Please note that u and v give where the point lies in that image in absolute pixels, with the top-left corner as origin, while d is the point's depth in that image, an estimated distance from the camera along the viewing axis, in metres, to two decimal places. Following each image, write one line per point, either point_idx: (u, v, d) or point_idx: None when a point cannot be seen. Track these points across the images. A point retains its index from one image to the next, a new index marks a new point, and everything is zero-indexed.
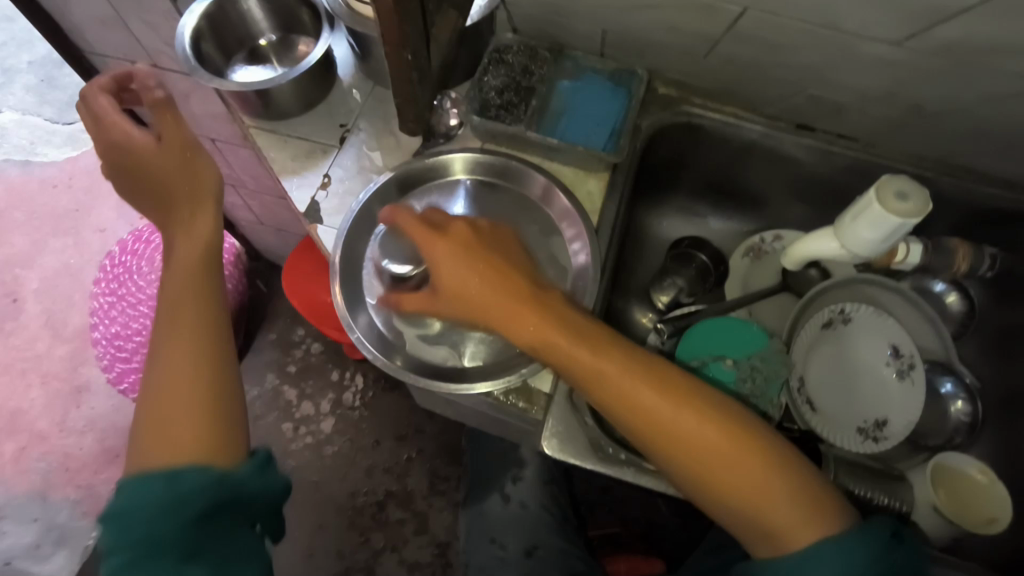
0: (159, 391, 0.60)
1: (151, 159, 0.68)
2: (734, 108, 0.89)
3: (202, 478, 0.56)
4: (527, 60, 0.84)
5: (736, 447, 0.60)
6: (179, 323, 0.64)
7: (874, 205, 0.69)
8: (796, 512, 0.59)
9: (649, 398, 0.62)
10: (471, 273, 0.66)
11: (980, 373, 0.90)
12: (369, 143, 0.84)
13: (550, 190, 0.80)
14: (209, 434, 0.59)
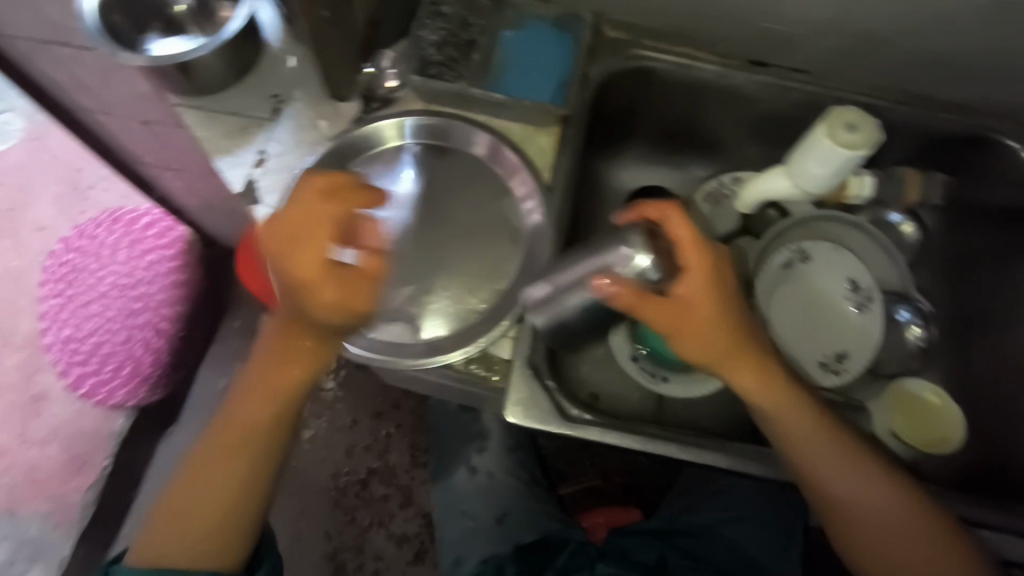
0: (190, 484, 0.66)
1: (325, 314, 0.59)
2: (685, 48, 0.85)
3: (216, 574, 0.63)
4: (465, 12, 0.80)
5: (907, 513, 0.67)
6: (292, 329, 0.64)
7: (823, 140, 0.69)
8: (924, 548, 0.67)
9: (816, 450, 0.68)
10: (726, 323, 0.63)
11: (932, 298, 0.95)
12: (305, 113, 0.78)
13: (496, 148, 0.77)
14: (246, 495, 0.66)
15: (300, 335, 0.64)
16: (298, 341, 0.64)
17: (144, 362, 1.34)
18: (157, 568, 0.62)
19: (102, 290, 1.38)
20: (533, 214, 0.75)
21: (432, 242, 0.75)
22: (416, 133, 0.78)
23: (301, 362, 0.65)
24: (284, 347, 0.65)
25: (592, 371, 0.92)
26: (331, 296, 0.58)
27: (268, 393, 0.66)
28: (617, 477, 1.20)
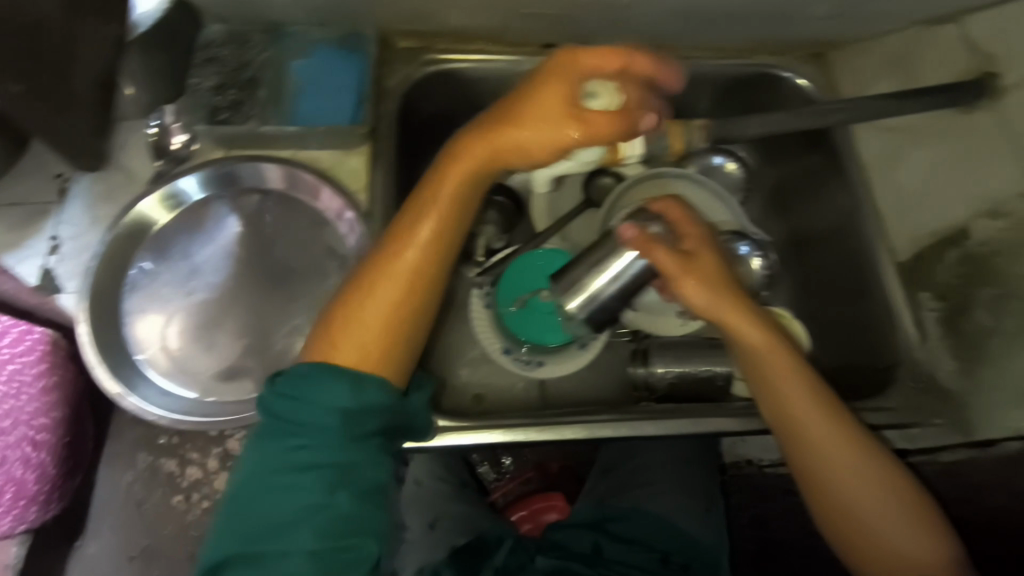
0: (371, 300, 0.56)
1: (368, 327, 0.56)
2: (480, 45, 0.86)
3: (382, 396, 0.54)
4: (240, 51, 0.76)
5: (917, 517, 0.62)
6: (427, 206, 0.59)
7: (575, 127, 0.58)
8: (930, 550, 0.62)
9: (841, 454, 0.62)
10: (709, 294, 0.61)
11: (771, 229, 0.97)
12: (94, 185, 0.73)
13: (301, 178, 0.74)
14: (404, 337, 0.57)
15: (437, 217, 0.59)
16: (421, 218, 0.59)
17: (30, 481, 0.96)
18: (336, 366, 0.53)
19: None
20: (351, 236, 0.73)
21: (258, 287, 0.72)
22: (205, 183, 0.73)
23: (427, 242, 0.59)
24: (396, 248, 0.58)
25: (472, 373, 0.93)
26: (540, 117, 0.56)
27: (386, 304, 0.56)
28: (553, 466, 1.15)
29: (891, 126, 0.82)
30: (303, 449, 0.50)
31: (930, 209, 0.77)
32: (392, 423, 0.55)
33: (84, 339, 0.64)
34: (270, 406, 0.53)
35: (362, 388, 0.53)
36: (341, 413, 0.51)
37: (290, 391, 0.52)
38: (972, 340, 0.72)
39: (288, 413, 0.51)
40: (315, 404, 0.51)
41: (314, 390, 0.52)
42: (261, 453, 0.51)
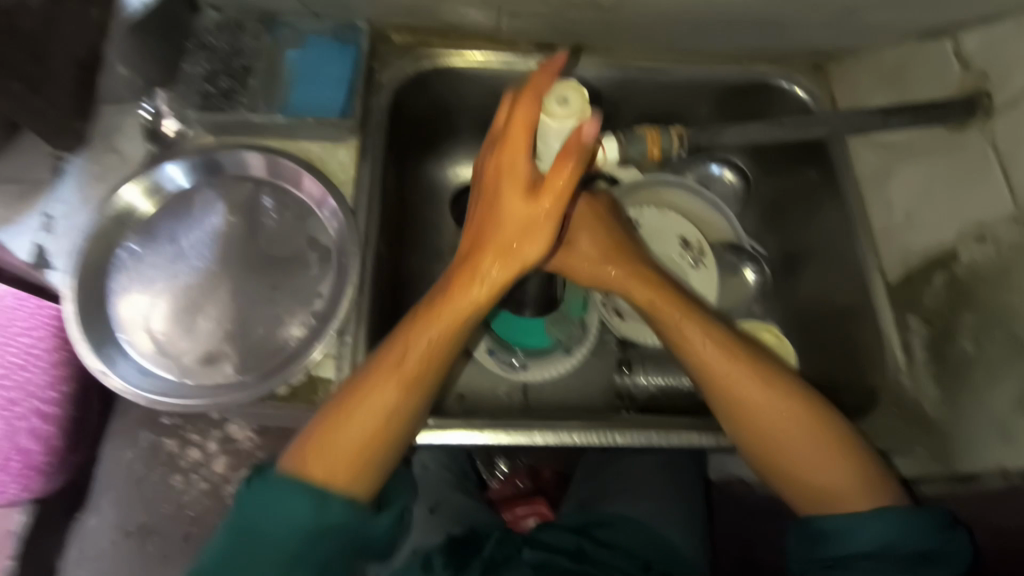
0: (347, 408, 0.58)
1: (351, 437, 0.58)
2: (475, 42, 0.86)
3: (345, 512, 0.56)
4: (232, 37, 0.78)
5: (841, 454, 0.63)
6: (425, 316, 0.60)
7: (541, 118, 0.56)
8: (856, 482, 0.62)
9: (756, 399, 0.64)
10: (599, 247, 0.70)
11: (766, 243, 0.96)
12: (90, 167, 0.75)
13: (294, 170, 0.76)
14: (388, 433, 0.59)
15: (444, 327, 0.60)
16: (416, 338, 0.60)
17: (35, 451, 1.01)
18: (306, 480, 0.56)
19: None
20: (332, 223, 0.75)
21: (240, 275, 0.73)
22: (190, 170, 0.75)
23: (427, 343, 0.60)
24: (385, 374, 0.59)
25: (455, 371, 0.91)
26: (512, 199, 0.57)
27: (364, 425, 0.58)
28: (545, 472, 1.14)
29: (884, 142, 0.81)
30: (257, 554, 0.54)
31: (920, 229, 0.76)
32: (354, 544, 0.57)
33: (69, 315, 0.66)
34: (242, 506, 0.56)
35: (325, 503, 0.55)
36: (302, 528, 0.54)
37: (262, 496, 0.55)
38: (955, 368, 0.71)
39: (253, 517, 0.55)
40: (279, 515, 0.55)
41: (282, 498, 0.55)
42: (221, 551, 0.55)
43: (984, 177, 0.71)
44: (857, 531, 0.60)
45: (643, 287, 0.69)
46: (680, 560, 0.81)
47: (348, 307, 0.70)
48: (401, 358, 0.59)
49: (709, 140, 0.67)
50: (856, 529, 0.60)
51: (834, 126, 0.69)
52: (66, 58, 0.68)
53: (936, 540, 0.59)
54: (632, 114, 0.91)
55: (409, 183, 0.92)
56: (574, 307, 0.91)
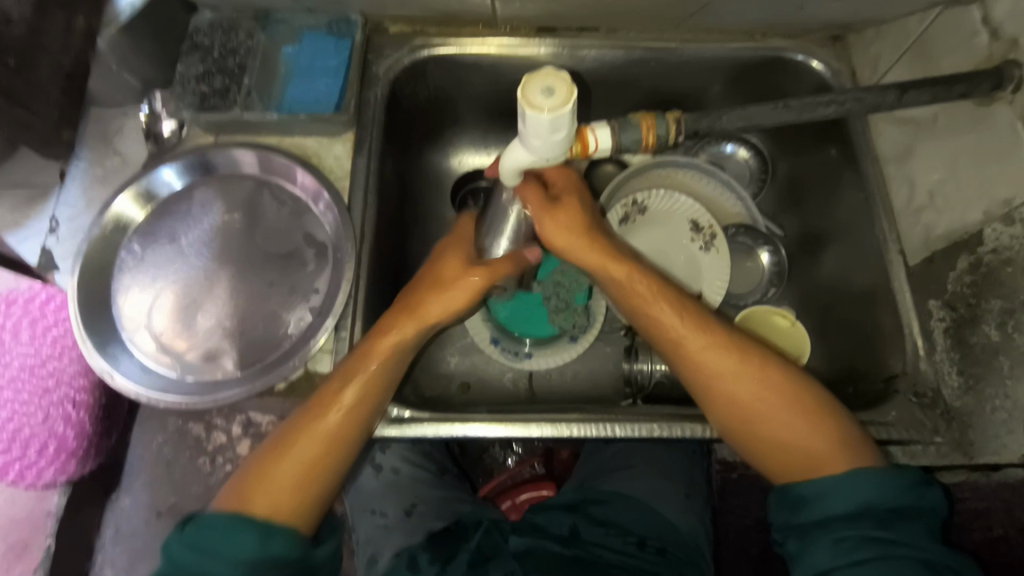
0: (286, 443, 0.62)
1: (292, 464, 0.61)
2: (473, 28, 0.84)
3: (288, 545, 0.59)
4: (224, 37, 0.77)
5: (818, 421, 0.61)
6: (354, 376, 0.64)
7: (542, 115, 0.49)
8: (835, 445, 0.59)
9: (726, 367, 0.62)
10: (576, 231, 0.66)
11: (782, 224, 0.92)
12: (91, 168, 0.76)
13: (289, 166, 0.76)
14: (330, 462, 0.63)
15: (362, 385, 0.64)
16: (342, 389, 0.63)
17: (71, 437, 1.05)
18: (248, 516, 0.59)
19: (9, 377, 1.04)
20: (327, 217, 0.75)
21: (237, 272, 0.73)
22: (184, 172, 0.75)
23: (361, 382, 0.64)
24: (322, 408, 0.63)
25: (459, 362, 0.91)
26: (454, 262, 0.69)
27: (299, 460, 0.61)
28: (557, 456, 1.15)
29: (905, 117, 0.75)
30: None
31: (944, 211, 0.70)
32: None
33: (72, 315, 0.68)
34: (176, 555, 0.57)
35: (268, 536, 0.58)
36: (245, 563, 0.56)
37: (198, 541, 0.57)
38: (977, 355, 0.66)
39: (191, 563, 0.56)
40: (222, 552, 0.56)
41: (221, 534, 0.57)
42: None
43: (1013, 153, 0.64)
44: (833, 496, 0.57)
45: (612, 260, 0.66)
46: (678, 534, 0.82)
47: (343, 302, 0.70)
48: (337, 399, 0.63)
49: (710, 126, 0.63)
50: (829, 494, 0.57)
51: (849, 107, 0.63)
52: (51, 67, 0.68)
53: (912, 498, 0.56)
54: (638, 95, 0.88)
55: (413, 174, 0.90)
56: (578, 295, 0.88)
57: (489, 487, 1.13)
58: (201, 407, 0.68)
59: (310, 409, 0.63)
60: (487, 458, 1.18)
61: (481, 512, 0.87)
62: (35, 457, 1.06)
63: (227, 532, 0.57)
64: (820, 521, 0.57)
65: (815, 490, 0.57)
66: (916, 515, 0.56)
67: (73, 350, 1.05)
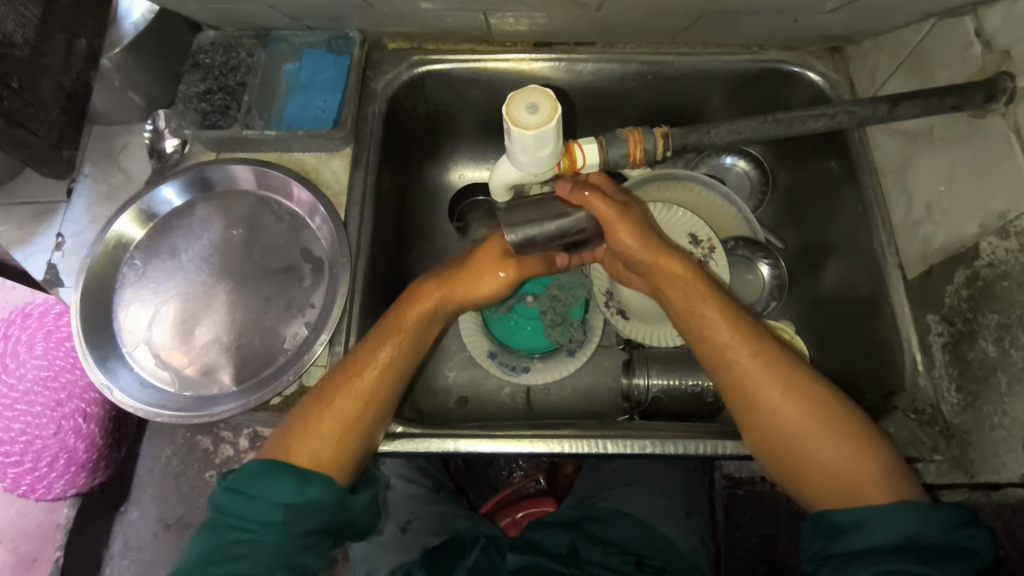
0: (325, 404, 0.62)
1: (326, 424, 0.61)
2: (469, 44, 0.85)
3: (325, 491, 0.59)
4: (226, 57, 0.79)
5: (864, 452, 0.58)
6: (384, 339, 0.65)
7: (526, 132, 0.50)
8: (879, 475, 0.57)
9: (767, 390, 0.61)
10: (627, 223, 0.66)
11: (783, 237, 0.92)
12: (97, 186, 0.78)
13: (286, 182, 0.77)
14: (365, 422, 0.63)
15: (396, 347, 0.65)
16: (376, 351, 0.64)
17: (81, 449, 1.05)
18: (286, 462, 0.59)
19: (23, 390, 1.05)
20: (323, 231, 0.76)
21: (235, 287, 0.75)
22: (184, 190, 0.77)
23: (394, 351, 0.65)
24: (358, 370, 0.64)
25: (458, 376, 0.91)
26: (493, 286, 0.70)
27: (336, 416, 0.62)
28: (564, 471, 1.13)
29: (902, 129, 0.74)
30: (244, 542, 0.57)
31: (940, 223, 0.68)
32: (333, 526, 0.60)
33: (74, 329, 0.69)
34: (221, 503, 0.59)
35: (306, 483, 0.58)
36: (283, 508, 0.57)
37: (240, 487, 0.58)
38: (975, 371, 0.64)
39: (234, 508, 0.58)
40: (262, 498, 0.57)
41: (264, 479, 0.58)
42: (205, 547, 0.57)
43: (1007, 164, 0.62)
44: (873, 523, 0.54)
45: (676, 262, 0.66)
46: (678, 554, 0.80)
47: (338, 316, 0.70)
48: (376, 362, 0.64)
49: (697, 140, 0.62)
50: (870, 522, 0.55)
51: (839, 120, 0.63)
52: (54, 87, 0.68)
53: (957, 538, 0.53)
54: (635, 108, 0.88)
55: (413, 189, 0.91)
56: (573, 310, 0.89)
57: (490, 504, 1.12)
58: (197, 420, 0.68)
59: (350, 370, 0.64)
60: (492, 472, 1.17)
61: (479, 527, 0.87)
62: (48, 469, 1.06)
63: (268, 478, 0.58)
64: (853, 552, 0.54)
65: (855, 518, 0.55)
66: (962, 557, 0.52)
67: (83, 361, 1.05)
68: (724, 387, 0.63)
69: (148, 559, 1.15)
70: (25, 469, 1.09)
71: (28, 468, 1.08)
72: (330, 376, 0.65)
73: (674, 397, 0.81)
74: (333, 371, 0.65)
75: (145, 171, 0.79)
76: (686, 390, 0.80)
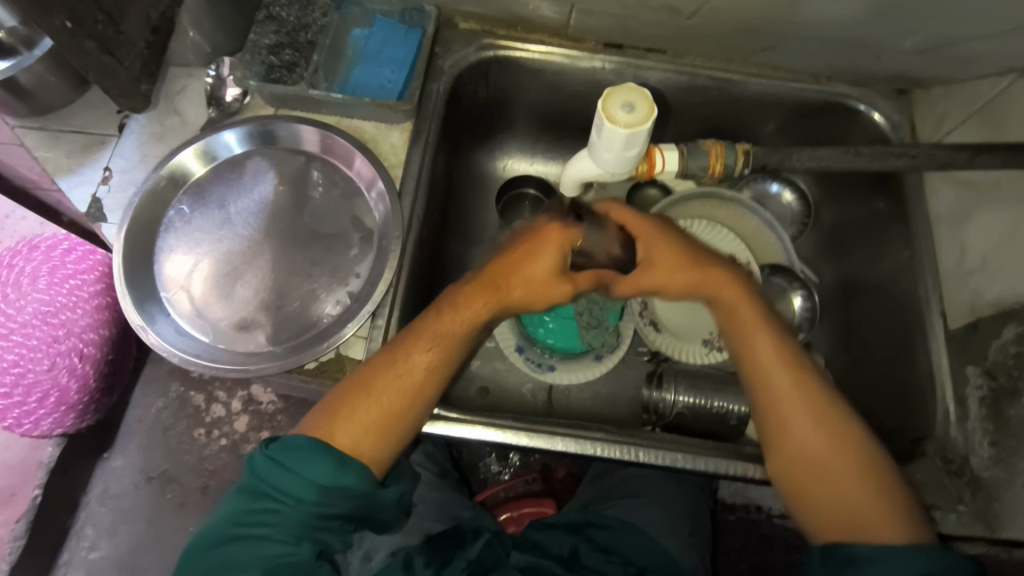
0: (364, 392, 0.61)
1: (365, 415, 0.60)
2: (541, 35, 0.84)
3: (360, 481, 0.58)
4: (300, 13, 0.77)
5: (882, 490, 0.58)
6: (430, 336, 0.63)
7: (617, 129, 0.50)
8: (893, 515, 0.57)
9: (806, 414, 0.61)
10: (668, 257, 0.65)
11: (820, 270, 0.92)
12: (149, 126, 0.77)
13: (348, 149, 0.76)
14: (405, 415, 0.62)
15: (443, 344, 0.63)
16: (423, 346, 0.63)
17: (73, 389, 1.02)
18: (328, 445, 0.58)
19: (20, 321, 1.04)
20: (377, 205, 0.75)
21: (281, 247, 0.73)
22: (245, 139, 0.76)
23: (438, 351, 0.63)
24: (404, 362, 0.62)
25: (481, 366, 0.90)
26: (543, 264, 0.62)
27: (379, 409, 0.61)
28: (560, 472, 1.13)
29: (966, 180, 0.75)
30: (275, 512, 0.56)
31: (995, 278, 0.70)
32: (363, 509, 0.59)
33: (116, 267, 0.68)
34: (259, 469, 0.58)
35: (345, 467, 0.58)
36: (320, 489, 0.56)
37: (282, 458, 0.57)
38: (1013, 428, 0.65)
39: (272, 479, 0.57)
40: (302, 474, 0.56)
41: (305, 459, 0.57)
42: (240, 508, 0.57)
43: None
44: (885, 562, 0.53)
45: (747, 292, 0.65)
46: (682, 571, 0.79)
47: (383, 291, 0.69)
48: (421, 359, 0.62)
49: (777, 162, 0.65)
50: (882, 559, 0.53)
51: (918, 161, 0.64)
52: (140, 18, 0.66)
53: None
54: (697, 122, 0.88)
55: (460, 172, 0.90)
56: (609, 314, 0.88)
57: (485, 495, 1.12)
58: (231, 375, 0.67)
59: (396, 364, 0.62)
60: (481, 466, 1.16)
61: (481, 519, 0.86)
62: (36, 405, 1.03)
63: (307, 460, 0.57)
64: None
65: (869, 553, 0.54)
66: None
67: (88, 300, 1.02)
68: (767, 411, 0.62)
69: (126, 508, 1.13)
70: (12, 398, 1.04)
71: (16, 401, 1.03)
72: (372, 362, 0.63)
73: (703, 418, 0.80)
74: (376, 356, 0.63)
75: (203, 118, 0.77)
76: (712, 410, 0.80)
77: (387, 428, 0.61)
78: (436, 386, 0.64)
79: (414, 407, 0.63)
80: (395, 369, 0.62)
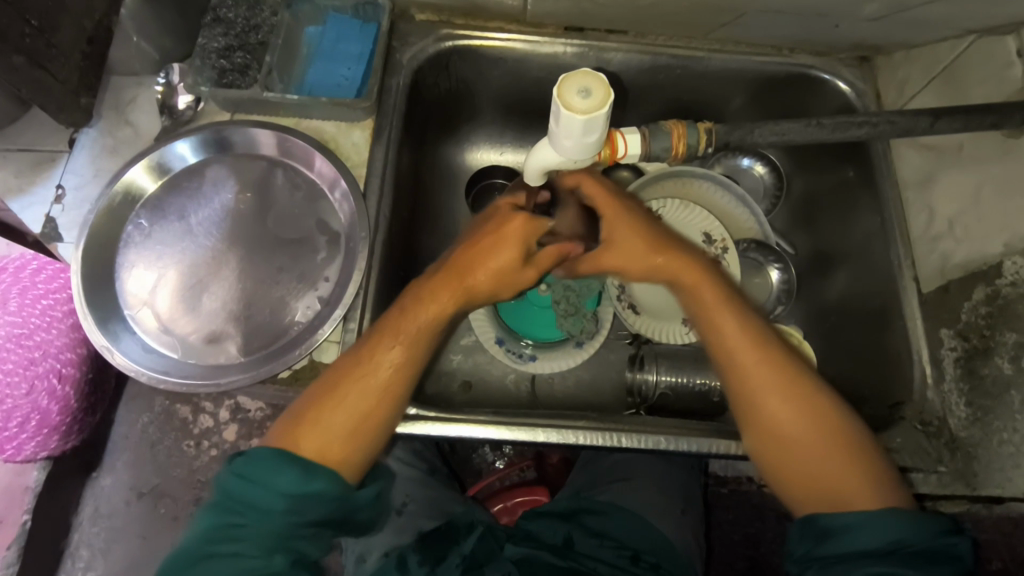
0: (332, 395, 0.60)
1: (335, 416, 0.59)
2: (498, 23, 0.83)
3: (329, 485, 0.57)
4: (250, 13, 0.75)
5: (846, 460, 0.58)
6: (395, 334, 0.62)
7: (574, 116, 0.49)
8: (865, 480, 0.57)
9: (773, 389, 0.61)
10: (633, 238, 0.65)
11: (794, 242, 0.92)
12: (100, 140, 0.74)
13: (307, 151, 0.74)
14: (381, 412, 0.61)
15: (409, 340, 0.62)
16: (389, 343, 0.62)
17: (54, 412, 0.99)
18: (293, 453, 0.57)
19: None
20: (342, 205, 0.74)
21: (247, 254, 0.72)
22: (199, 147, 0.74)
23: (407, 346, 0.62)
24: (370, 363, 0.61)
25: (463, 361, 0.90)
26: (508, 256, 0.62)
27: (347, 411, 0.60)
28: (553, 458, 1.13)
29: (930, 144, 0.76)
30: (244, 525, 0.56)
31: (962, 240, 0.71)
32: (336, 515, 0.58)
33: (74, 287, 0.66)
34: (227, 485, 0.57)
35: (312, 475, 0.57)
36: (287, 498, 0.56)
37: (247, 472, 0.56)
38: (987, 388, 0.67)
39: (238, 494, 0.56)
40: (265, 485, 0.56)
41: (269, 470, 0.56)
42: (210, 525, 0.57)
43: None
44: (860, 529, 0.54)
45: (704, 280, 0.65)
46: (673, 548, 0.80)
47: (353, 293, 0.68)
48: (389, 358, 0.61)
49: (739, 138, 0.63)
50: (860, 526, 0.54)
51: (880, 129, 0.64)
52: (75, 29, 0.67)
53: (944, 544, 0.53)
54: (664, 100, 0.87)
55: (428, 166, 0.89)
56: (587, 300, 0.86)
57: (478, 487, 1.13)
58: (202, 389, 0.66)
59: (363, 363, 0.61)
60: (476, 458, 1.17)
61: (473, 513, 0.86)
62: (16, 431, 0.97)
63: (267, 472, 0.56)
64: (846, 555, 0.53)
65: (845, 521, 0.55)
66: (947, 562, 0.52)
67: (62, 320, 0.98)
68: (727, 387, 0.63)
69: (118, 526, 1.12)
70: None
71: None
72: (339, 363, 0.62)
73: (687, 398, 0.80)
74: (344, 357, 0.63)
75: (156, 129, 0.75)
76: (695, 389, 0.80)
77: (358, 429, 0.60)
78: (410, 381, 0.63)
79: (389, 405, 0.62)
80: (359, 372, 0.61)
